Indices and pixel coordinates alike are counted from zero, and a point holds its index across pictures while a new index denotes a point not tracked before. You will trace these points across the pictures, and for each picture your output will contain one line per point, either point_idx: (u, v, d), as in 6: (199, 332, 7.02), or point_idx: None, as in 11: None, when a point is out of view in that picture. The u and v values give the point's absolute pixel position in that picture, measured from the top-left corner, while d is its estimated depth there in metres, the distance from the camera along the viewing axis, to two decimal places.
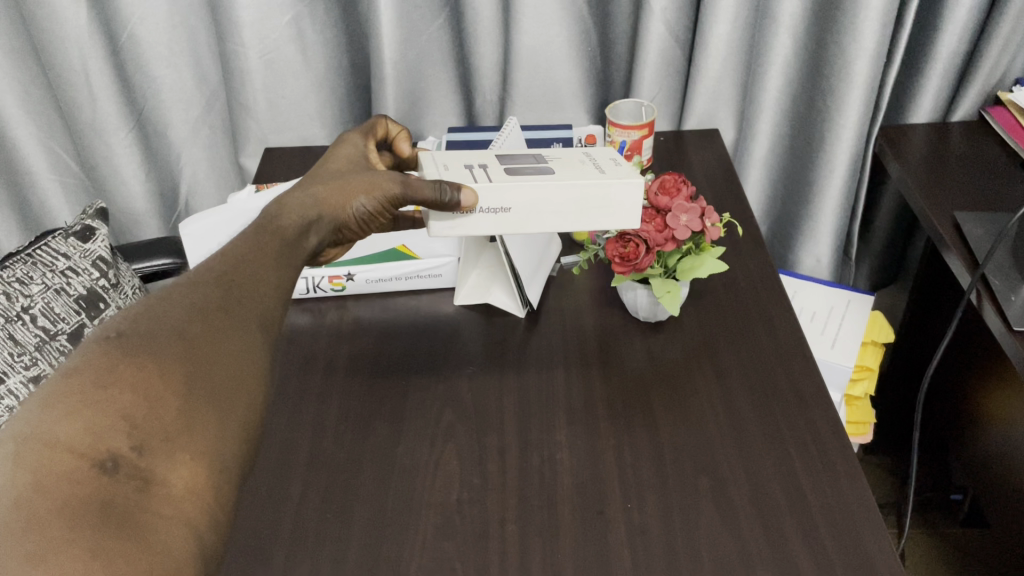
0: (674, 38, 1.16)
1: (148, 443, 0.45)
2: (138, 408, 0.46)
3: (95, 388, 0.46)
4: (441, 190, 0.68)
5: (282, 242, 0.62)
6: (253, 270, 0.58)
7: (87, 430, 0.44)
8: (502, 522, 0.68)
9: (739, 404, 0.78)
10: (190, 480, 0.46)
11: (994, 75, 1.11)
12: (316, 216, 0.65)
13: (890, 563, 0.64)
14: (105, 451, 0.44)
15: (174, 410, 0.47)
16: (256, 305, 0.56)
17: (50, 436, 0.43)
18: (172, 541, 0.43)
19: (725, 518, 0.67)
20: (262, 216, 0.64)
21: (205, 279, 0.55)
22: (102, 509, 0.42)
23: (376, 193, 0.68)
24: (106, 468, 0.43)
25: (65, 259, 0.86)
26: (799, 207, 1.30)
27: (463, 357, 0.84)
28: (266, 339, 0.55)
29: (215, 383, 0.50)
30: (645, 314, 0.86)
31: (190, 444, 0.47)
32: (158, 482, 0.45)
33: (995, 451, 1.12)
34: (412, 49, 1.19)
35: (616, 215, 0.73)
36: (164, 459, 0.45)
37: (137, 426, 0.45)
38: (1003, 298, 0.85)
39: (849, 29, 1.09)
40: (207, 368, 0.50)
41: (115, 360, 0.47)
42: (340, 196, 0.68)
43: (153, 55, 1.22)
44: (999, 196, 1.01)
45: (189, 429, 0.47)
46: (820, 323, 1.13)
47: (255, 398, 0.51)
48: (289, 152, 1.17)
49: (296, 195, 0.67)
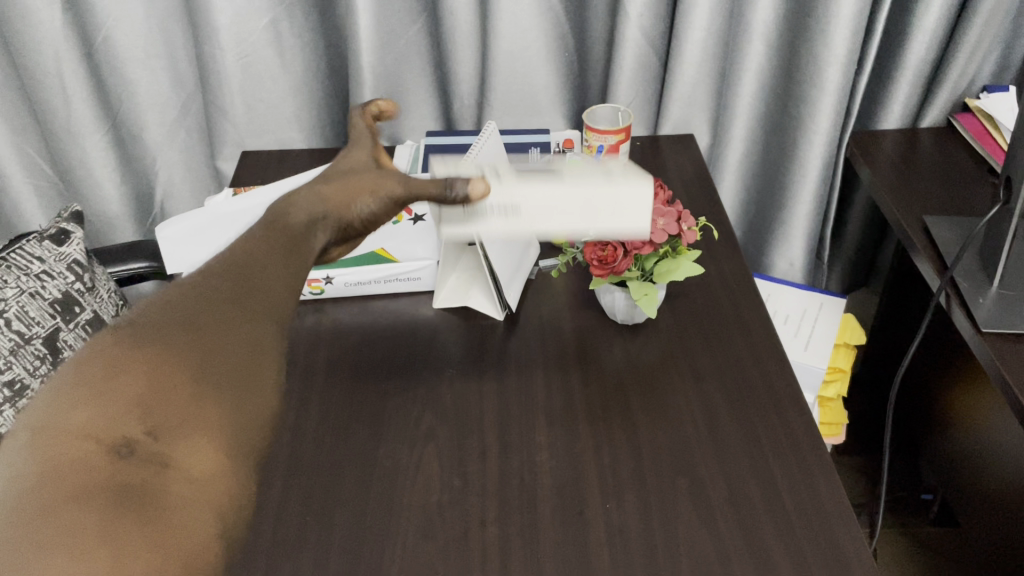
0: (649, 45, 1.17)
1: (165, 427, 0.41)
2: (152, 393, 0.42)
3: (106, 373, 0.42)
4: (445, 185, 0.58)
5: (287, 243, 0.54)
6: (273, 256, 0.54)
7: (99, 418, 0.40)
8: (483, 523, 0.68)
9: (716, 404, 0.79)
10: (212, 464, 0.42)
11: (961, 84, 1.14)
12: (320, 216, 0.58)
13: (865, 561, 0.65)
14: (121, 437, 0.40)
15: (190, 396, 0.43)
16: (273, 288, 0.51)
17: (60, 422, 0.40)
18: (192, 526, 0.40)
19: (703, 518, 0.68)
20: (267, 217, 0.57)
21: (224, 262, 0.52)
22: (117, 496, 0.38)
23: (382, 192, 0.60)
24: (120, 454, 0.40)
25: (39, 263, 0.86)
26: (771, 211, 1.32)
27: (444, 359, 0.85)
28: (290, 325, 0.51)
29: (231, 366, 0.45)
30: (623, 317, 0.87)
31: (209, 426, 0.43)
32: (176, 467, 0.41)
33: (967, 450, 1.14)
34: (390, 54, 1.19)
35: (627, 217, 0.67)
36: (183, 445, 0.41)
37: (151, 410, 0.42)
38: (972, 300, 0.87)
39: (821, 37, 1.11)
40: (224, 352, 0.46)
41: (126, 347, 0.43)
42: (344, 195, 0.59)
43: (129, 58, 1.20)
44: (966, 200, 1.03)
45: (206, 411, 0.43)
46: (793, 325, 1.14)
47: (278, 380, 0.47)
48: (266, 155, 1.17)
49: (298, 195, 0.59)
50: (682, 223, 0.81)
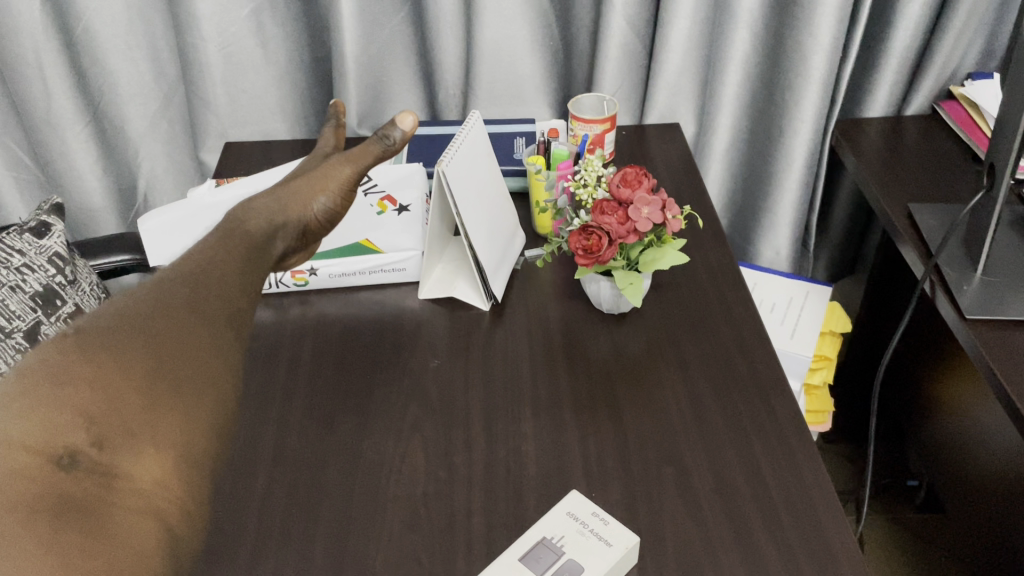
0: (635, 34, 1.17)
1: (109, 438, 0.44)
2: (95, 403, 0.45)
3: (52, 386, 0.45)
4: (381, 139, 0.70)
5: (250, 246, 0.63)
6: (224, 273, 0.58)
7: (44, 427, 0.43)
8: (469, 513, 0.68)
9: (701, 392, 0.79)
10: (156, 474, 0.45)
11: (946, 71, 1.14)
12: (281, 222, 0.67)
13: (850, 548, 0.65)
14: (63, 447, 0.43)
15: (136, 403, 0.46)
16: (221, 304, 0.55)
17: (8, 436, 0.42)
18: (135, 533, 0.43)
19: (689, 506, 0.69)
20: (227, 223, 0.64)
21: (172, 278, 0.55)
22: (60, 505, 0.42)
23: (332, 187, 0.69)
24: (63, 464, 0.43)
25: (20, 256, 0.85)
26: (756, 199, 1.32)
27: (429, 350, 0.84)
28: (238, 342, 0.54)
29: (178, 377, 0.49)
30: (609, 306, 0.87)
31: (153, 437, 0.46)
32: (121, 477, 0.44)
33: (953, 436, 1.15)
34: (374, 43, 1.18)
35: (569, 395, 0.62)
36: (126, 453, 0.44)
37: (96, 420, 0.44)
38: (956, 287, 0.87)
39: (806, 25, 1.11)
40: (169, 365, 0.49)
41: (71, 356, 0.46)
42: (300, 199, 0.68)
43: (109, 48, 1.19)
44: (951, 187, 1.03)
45: (150, 422, 0.46)
46: (780, 314, 1.14)
47: (225, 391, 0.51)
48: (250, 146, 1.16)
49: (259, 201, 0.68)
50: (667, 212, 0.80)
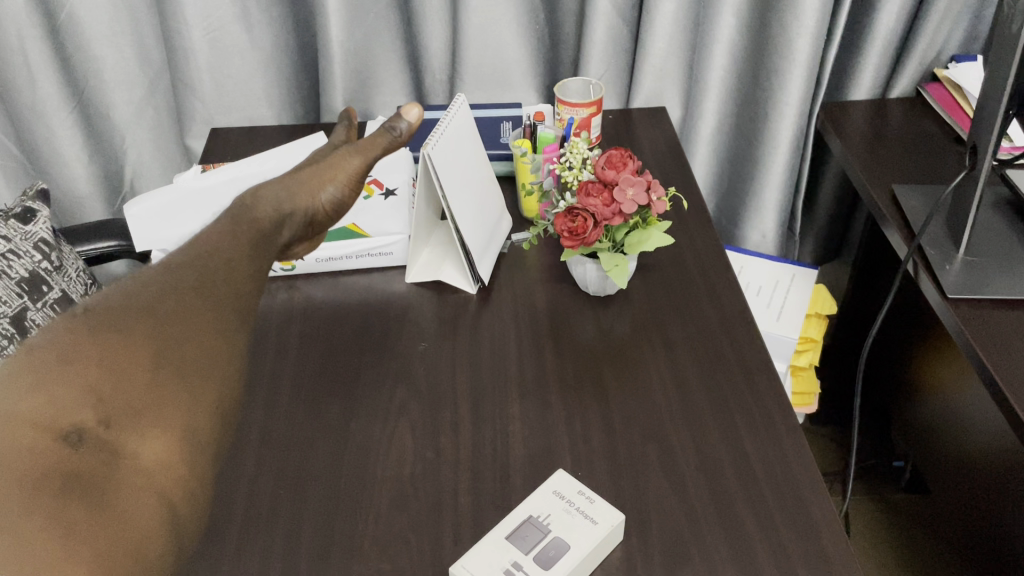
0: (621, 18, 1.17)
1: (116, 417, 0.45)
2: (103, 382, 0.45)
3: (59, 365, 0.45)
4: (387, 129, 0.74)
5: (258, 235, 0.63)
6: (232, 259, 0.58)
7: (52, 404, 0.44)
8: (456, 494, 0.69)
9: (686, 373, 0.80)
10: (161, 454, 0.45)
11: (929, 54, 1.15)
12: (289, 211, 0.68)
13: (832, 525, 0.66)
14: (72, 424, 0.43)
15: (142, 383, 0.47)
16: (228, 289, 0.56)
17: (14, 411, 0.43)
18: (139, 511, 0.43)
19: (673, 485, 0.69)
20: (235, 209, 0.65)
21: (181, 263, 0.56)
22: (67, 481, 0.42)
23: (340, 175, 0.72)
24: (71, 441, 0.43)
25: (4, 242, 0.85)
26: (743, 183, 1.33)
27: (417, 333, 0.85)
28: (242, 326, 0.55)
29: (184, 360, 0.49)
30: (594, 289, 0.88)
31: (159, 417, 0.46)
32: (127, 456, 0.44)
33: (936, 417, 1.16)
34: (359, 28, 1.18)
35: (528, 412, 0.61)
36: (132, 433, 0.45)
37: (103, 399, 0.45)
38: (938, 267, 0.88)
39: (791, 8, 1.11)
40: (174, 348, 0.50)
41: (79, 337, 0.47)
42: (310, 187, 0.70)
43: (93, 34, 1.18)
44: (935, 169, 1.04)
45: (156, 402, 0.47)
46: (766, 296, 1.15)
47: (229, 372, 0.51)
48: (236, 132, 1.16)
49: (268, 188, 0.68)
50: (651, 193, 0.81)
